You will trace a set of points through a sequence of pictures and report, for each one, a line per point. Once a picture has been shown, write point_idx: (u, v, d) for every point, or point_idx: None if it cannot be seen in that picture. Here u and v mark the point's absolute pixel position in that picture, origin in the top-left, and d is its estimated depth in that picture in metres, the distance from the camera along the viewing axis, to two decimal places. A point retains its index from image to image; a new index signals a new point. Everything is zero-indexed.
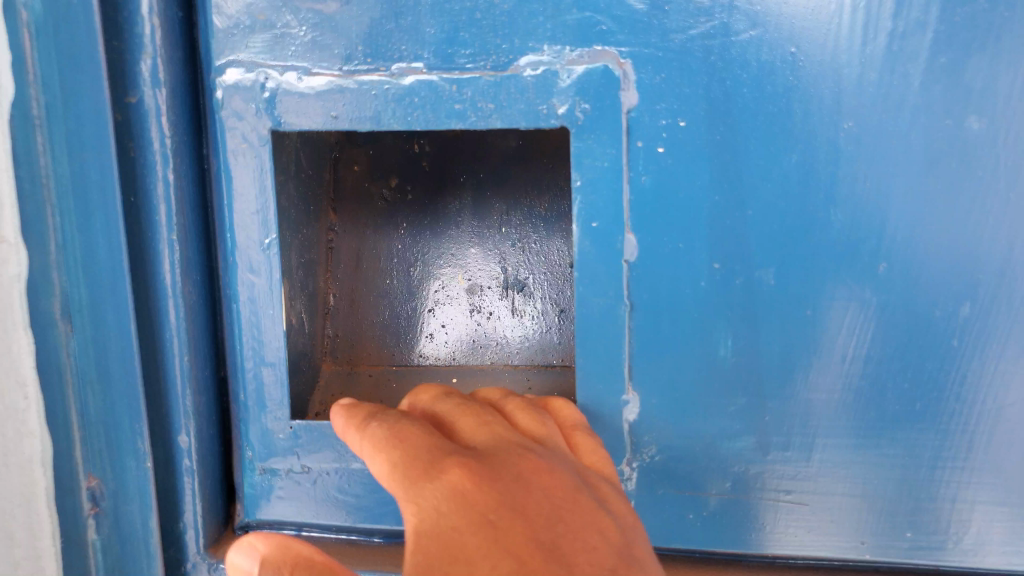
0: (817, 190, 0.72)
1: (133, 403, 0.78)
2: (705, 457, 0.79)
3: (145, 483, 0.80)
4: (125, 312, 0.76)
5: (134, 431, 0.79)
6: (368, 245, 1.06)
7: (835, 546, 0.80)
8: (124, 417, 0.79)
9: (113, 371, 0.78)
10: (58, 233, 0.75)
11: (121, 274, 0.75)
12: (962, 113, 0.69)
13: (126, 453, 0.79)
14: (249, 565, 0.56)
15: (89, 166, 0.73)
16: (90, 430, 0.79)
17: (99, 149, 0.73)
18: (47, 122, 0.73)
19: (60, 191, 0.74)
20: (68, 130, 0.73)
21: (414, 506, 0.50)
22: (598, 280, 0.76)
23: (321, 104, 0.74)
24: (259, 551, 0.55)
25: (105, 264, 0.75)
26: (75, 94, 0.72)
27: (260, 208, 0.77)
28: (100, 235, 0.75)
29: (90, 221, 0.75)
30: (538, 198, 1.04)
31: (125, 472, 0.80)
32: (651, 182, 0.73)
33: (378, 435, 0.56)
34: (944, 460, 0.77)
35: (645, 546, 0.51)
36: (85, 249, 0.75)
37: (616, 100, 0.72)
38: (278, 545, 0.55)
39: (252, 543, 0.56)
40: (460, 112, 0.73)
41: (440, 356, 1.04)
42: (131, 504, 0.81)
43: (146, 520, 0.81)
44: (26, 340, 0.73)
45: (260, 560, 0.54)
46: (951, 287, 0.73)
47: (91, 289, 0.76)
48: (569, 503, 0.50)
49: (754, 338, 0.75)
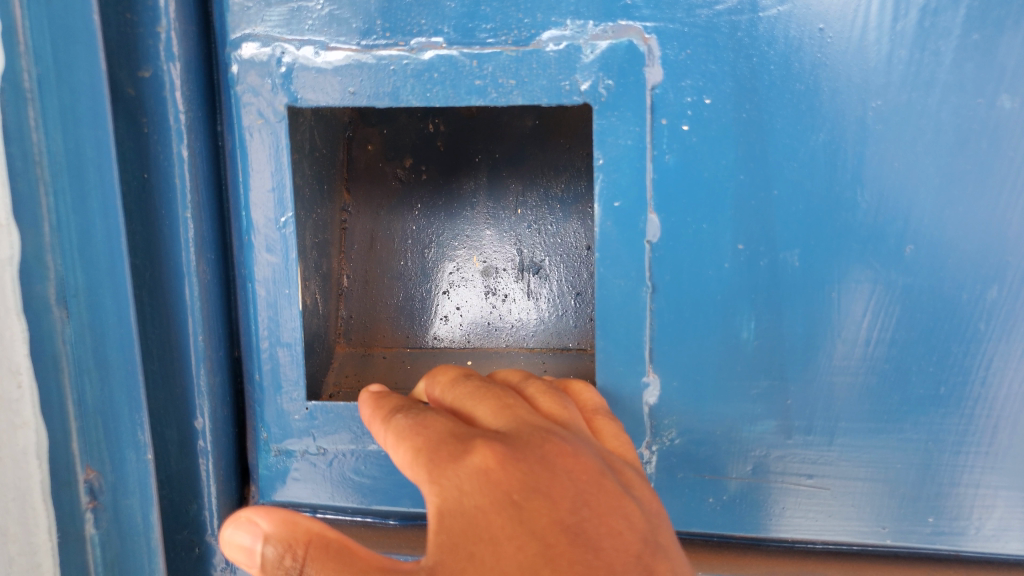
0: (844, 171, 0.71)
1: (133, 393, 0.76)
2: (726, 441, 0.78)
3: (146, 475, 0.78)
4: (124, 298, 0.74)
5: (134, 422, 0.77)
6: (382, 226, 1.05)
7: (855, 531, 0.79)
8: (124, 407, 0.76)
9: (112, 359, 0.75)
10: (52, 214, 0.70)
11: (120, 257, 0.73)
12: (995, 92, 0.68)
13: (125, 445, 0.77)
14: (250, 542, 0.50)
15: (85, 143, 0.70)
16: (87, 422, 0.76)
17: (96, 126, 0.70)
18: (39, 96, 0.68)
19: (54, 171, 0.70)
20: (62, 104, 0.69)
21: (435, 486, 0.49)
22: (620, 261, 0.74)
23: (339, 80, 0.73)
24: (261, 527, 0.50)
25: (102, 249, 0.72)
26: (68, 66, 0.69)
27: (275, 185, 0.76)
28: (97, 217, 0.72)
29: (86, 200, 0.71)
30: (555, 179, 1.03)
31: (125, 464, 0.78)
32: (676, 160, 0.72)
33: (402, 424, 0.54)
34: (968, 446, 0.76)
35: (670, 532, 0.50)
36: (81, 232, 0.72)
37: (641, 76, 0.70)
38: (283, 522, 0.51)
39: (250, 518, 0.51)
40: (481, 88, 0.72)
41: (454, 339, 1.02)
42: (131, 498, 0.78)
43: (147, 513, 0.79)
44: (19, 327, 0.68)
45: (264, 538, 0.50)
46: (979, 269, 0.71)
47: (88, 275, 0.73)
48: (595, 487, 0.48)
49: (778, 321, 0.74)
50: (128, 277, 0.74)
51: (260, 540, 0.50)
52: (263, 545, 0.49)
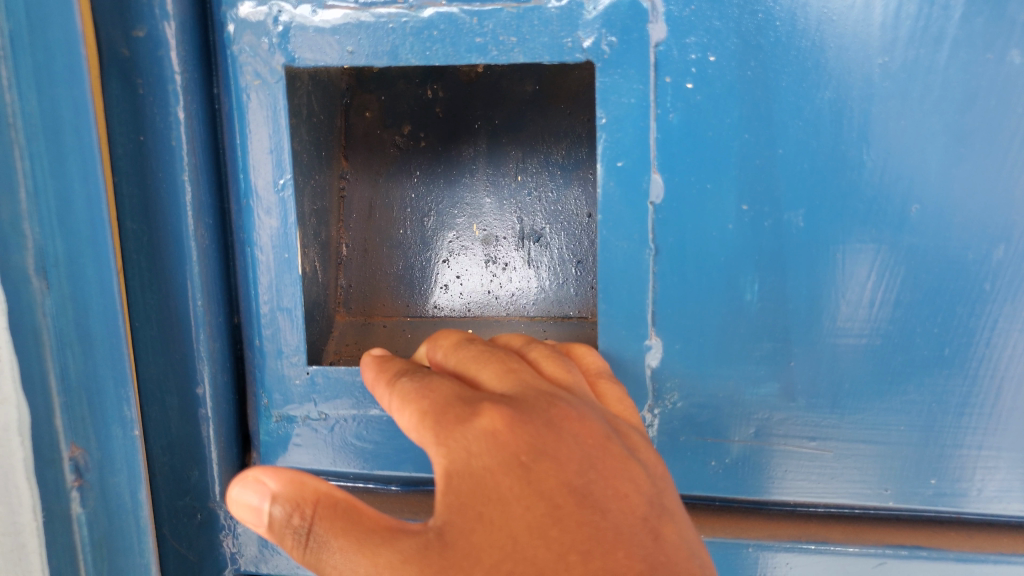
0: (850, 129, 0.70)
1: (119, 365, 0.71)
2: (729, 404, 0.77)
3: (134, 451, 0.73)
4: (108, 267, 0.69)
5: (121, 397, 0.71)
6: (381, 194, 1.04)
7: (857, 493, 0.79)
8: (109, 381, 0.70)
9: (95, 332, 0.69)
10: (27, 178, 0.63)
11: (102, 223, 0.68)
12: (1004, 47, 0.67)
13: (111, 421, 0.71)
14: (258, 501, 0.49)
15: (62, 104, 0.65)
16: (71, 397, 0.69)
17: (72, 85, 0.65)
18: (12, 55, 0.61)
19: (29, 133, 0.63)
20: (36, 63, 0.63)
21: (442, 448, 0.47)
22: (623, 223, 0.74)
23: (338, 39, 0.72)
24: (268, 486, 0.49)
25: (82, 214, 0.67)
26: (41, 21, 0.63)
27: (274, 147, 0.75)
28: (77, 180, 0.67)
29: (65, 164, 0.65)
30: (555, 145, 1.02)
31: (111, 441, 0.72)
32: (680, 119, 0.71)
33: (407, 387, 0.53)
34: (972, 408, 0.75)
35: (674, 495, 0.49)
36: (60, 197, 0.65)
37: (644, 33, 0.69)
38: (291, 482, 0.49)
39: (258, 477, 0.50)
40: (481, 46, 0.71)
41: (454, 308, 1.02)
42: (118, 476, 0.73)
43: (136, 490, 0.74)
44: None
45: (271, 497, 0.48)
46: (985, 228, 0.71)
47: (68, 243, 0.66)
48: (601, 451, 0.47)
49: (782, 283, 0.74)
50: (111, 243, 0.69)
51: (268, 499, 0.49)
52: (271, 504, 0.48)
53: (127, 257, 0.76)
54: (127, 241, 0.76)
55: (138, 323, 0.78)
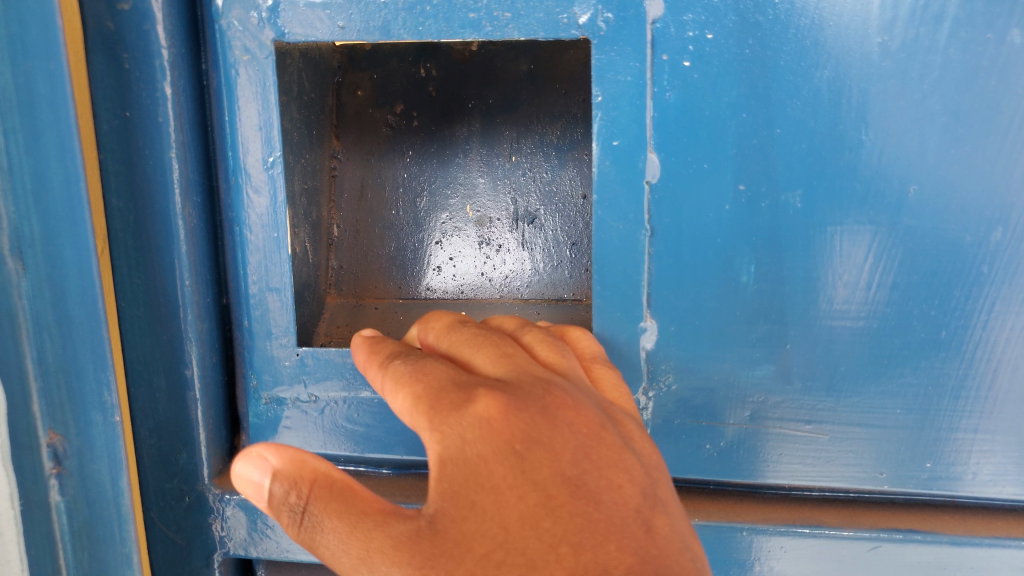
0: (849, 109, 0.69)
1: (98, 350, 0.68)
2: (724, 387, 0.77)
3: (115, 438, 0.71)
4: (86, 250, 0.67)
5: (100, 382, 0.69)
6: (373, 173, 1.03)
7: (853, 477, 0.79)
8: (88, 365, 0.68)
9: (73, 315, 0.67)
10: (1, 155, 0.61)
11: (79, 204, 0.66)
12: (1005, 26, 0.65)
13: (91, 407, 0.69)
14: (259, 477, 0.48)
15: (38, 78, 0.63)
16: (49, 381, 0.66)
17: (48, 58, 0.63)
18: None
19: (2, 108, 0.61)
20: (8, 34, 0.61)
21: (437, 434, 0.46)
22: (618, 203, 0.73)
23: (328, 14, 0.70)
24: (271, 462, 0.48)
25: (59, 192, 0.65)
26: None
27: (263, 123, 0.73)
28: (54, 158, 0.64)
29: (41, 141, 0.63)
30: (550, 125, 1.01)
31: (91, 428, 0.69)
32: (676, 98, 0.70)
33: (400, 370, 0.51)
34: (967, 391, 0.75)
35: (668, 486, 0.49)
36: (36, 175, 0.63)
37: (641, 9, 0.68)
38: (292, 459, 0.48)
39: (261, 452, 0.48)
40: (475, 21, 0.69)
41: (448, 290, 1.01)
42: (98, 463, 0.70)
43: (116, 477, 0.71)
44: None
45: (272, 474, 0.47)
46: (984, 209, 0.70)
47: (45, 222, 0.64)
48: (596, 441, 0.46)
49: (779, 265, 0.73)
50: (89, 225, 0.67)
51: (269, 475, 0.47)
52: (270, 481, 0.47)
53: (113, 236, 0.75)
54: (114, 220, 0.75)
55: (125, 303, 0.77)
